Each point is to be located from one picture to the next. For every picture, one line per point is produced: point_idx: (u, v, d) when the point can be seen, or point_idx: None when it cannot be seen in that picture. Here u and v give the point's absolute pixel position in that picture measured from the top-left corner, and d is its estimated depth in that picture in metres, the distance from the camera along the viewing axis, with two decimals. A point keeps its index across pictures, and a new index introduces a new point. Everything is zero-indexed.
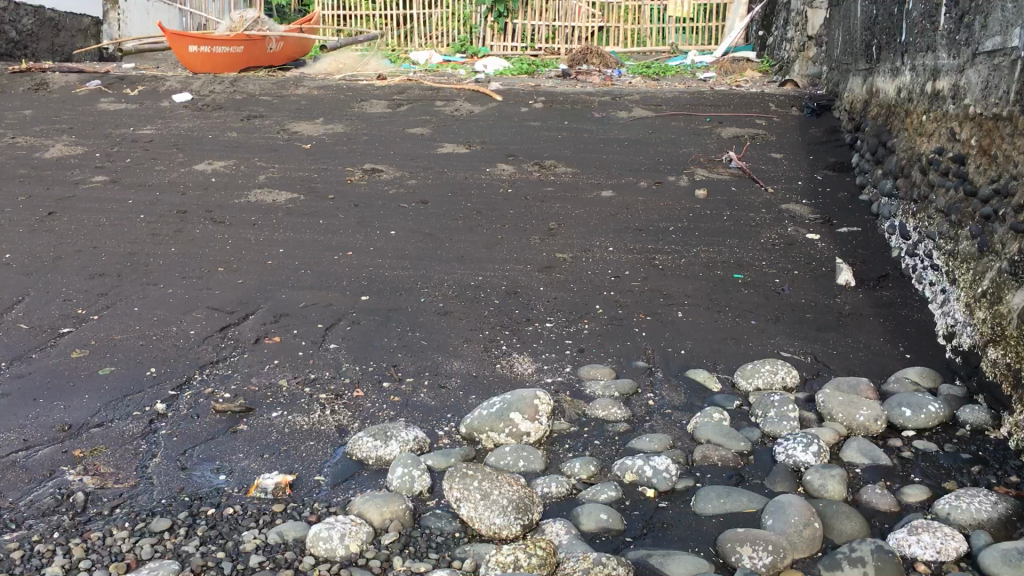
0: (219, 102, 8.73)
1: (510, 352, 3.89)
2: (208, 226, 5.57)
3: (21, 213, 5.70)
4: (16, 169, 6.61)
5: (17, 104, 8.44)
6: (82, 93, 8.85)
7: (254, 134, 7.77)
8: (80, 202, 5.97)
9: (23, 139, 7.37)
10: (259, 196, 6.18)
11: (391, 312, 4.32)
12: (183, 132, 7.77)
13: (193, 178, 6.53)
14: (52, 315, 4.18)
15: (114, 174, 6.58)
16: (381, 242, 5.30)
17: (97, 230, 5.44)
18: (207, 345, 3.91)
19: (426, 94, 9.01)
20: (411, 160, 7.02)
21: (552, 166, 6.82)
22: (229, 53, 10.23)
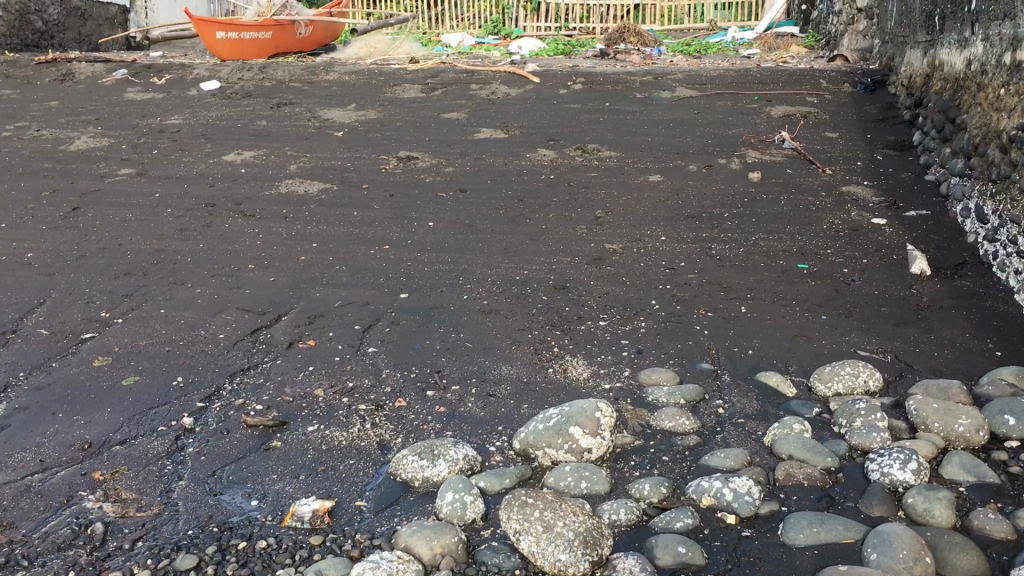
0: (248, 90, 8.49)
1: (562, 355, 3.59)
2: (238, 220, 5.31)
3: (45, 209, 5.48)
4: (41, 162, 6.39)
5: (43, 95, 8.26)
6: (110, 83, 8.65)
7: (284, 122, 7.52)
8: (105, 196, 5.74)
9: (49, 132, 7.16)
10: (291, 187, 5.92)
11: (432, 311, 4.03)
12: (213, 122, 7.53)
13: (222, 170, 6.29)
14: (75, 319, 3.95)
15: (142, 166, 6.35)
16: (419, 234, 5.02)
17: (123, 226, 5.20)
18: (237, 350, 3.66)
19: (461, 77, 8.70)
20: (448, 146, 6.72)
21: (594, 151, 6.50)
22: (258, 39, 10.00)
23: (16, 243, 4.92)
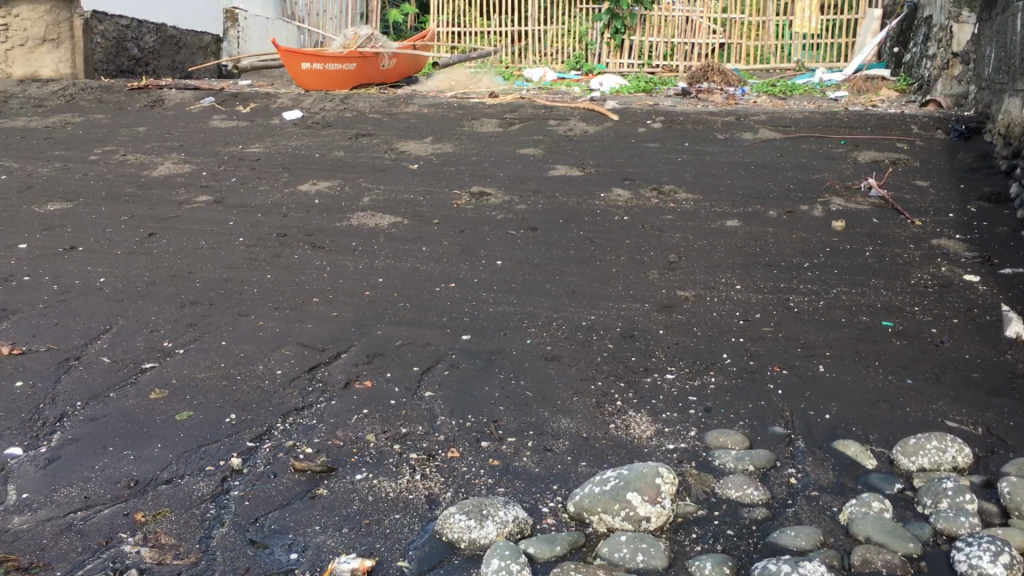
0: (328, 120, 8.57)
1: (626, 409, 3.42)
2: (307, 252, 5.29)
3: (122, 233, 5.54)
4: (124, 187, 6.50)
5: (132, 120, 8.45)
6: (196, 110, 8.82)
7: (361, 153, 7.54)
8: (181, 222, 5.79)
9: (134, 156, 7.29)
10: (362, 219, 5.89)
11: (493, 355, 3.91)
12: (291, 151, 7.59)
13: (296, 200, 6.30)
14: (137, 348, 3.94)
15: (219, 194, 6.41)
16: (486, 273, 4.91)
17: (194, 253, 5.23)
18: (293, 388, 3.59)
19: (539, 112, 8.64)
20: (522, 183, 6.63)
21: (671, 192, 6.33)
22: (341, 70, 10.11)
23: (90, 267, 4.96)
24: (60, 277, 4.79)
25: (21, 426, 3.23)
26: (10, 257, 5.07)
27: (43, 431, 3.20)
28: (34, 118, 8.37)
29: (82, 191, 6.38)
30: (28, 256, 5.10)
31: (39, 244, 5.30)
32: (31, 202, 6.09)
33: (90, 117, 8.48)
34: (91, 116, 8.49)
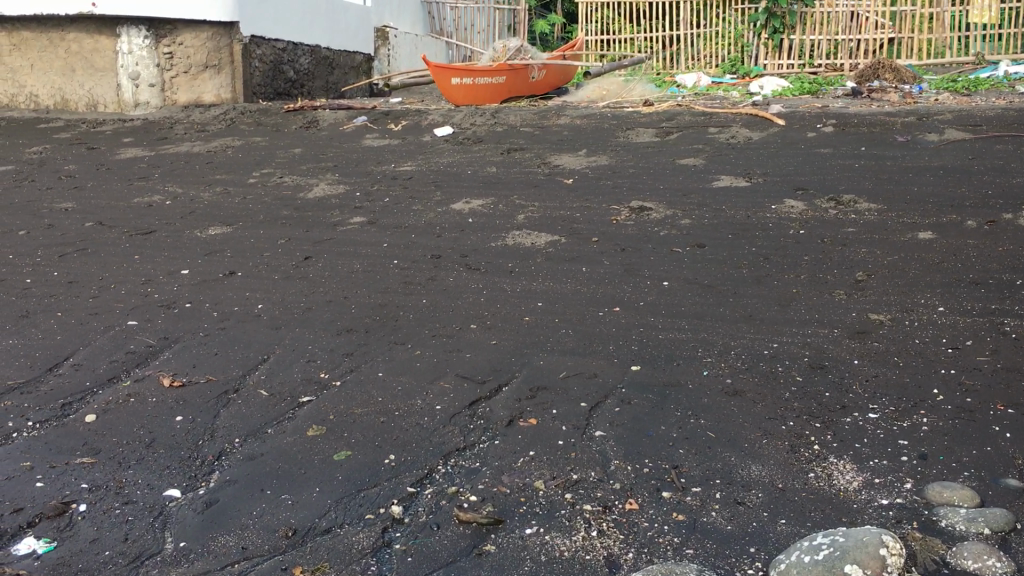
0: (479, 135, 8.42)
1: (824, 455, 3.01)
2: (463, 274, 5.10)
3: (279, 257, 5.51)
4: (281, 210, 6.51)
5: (288, 141, 8.55)
6: (349, 130, 8.86)
7: (514, 168, 7.34)
8: (336, 244, 5.72)
9: (290, 178, 7.34)
10: (518, 238, 5.67)
11: (667, 389, 3.57)
12: (444, 168, 7.47)
13: (450, 219, 6.14)
14: (294, 380, 3.81)
15: (373, 215, 6.33)
16: (652, 296, 4.57)
17: (350, 277, 5.12)
18: (454, 426, 3.36)
19: (698, 120, 8.23)
20: (685, 196, 6.25)
21: (851, 203, 5.80)
22: (492, 83, 9.99)
23: (248, 292, 4.93)
24: (220, 304, 4.77)
25: (179, 465, 3.13)
26: (173, 283, 5.10)
27: (202, 471, 3.09)
28: (197, 143, 8.59)
29: (241, 215, 6.43)
30: (189, 282, 5.12)
31: (200, 270, 5.32)
32: (194, 227, 6.17)
33: (249, 140, 8.64)
34: (250, 139, 8.65)
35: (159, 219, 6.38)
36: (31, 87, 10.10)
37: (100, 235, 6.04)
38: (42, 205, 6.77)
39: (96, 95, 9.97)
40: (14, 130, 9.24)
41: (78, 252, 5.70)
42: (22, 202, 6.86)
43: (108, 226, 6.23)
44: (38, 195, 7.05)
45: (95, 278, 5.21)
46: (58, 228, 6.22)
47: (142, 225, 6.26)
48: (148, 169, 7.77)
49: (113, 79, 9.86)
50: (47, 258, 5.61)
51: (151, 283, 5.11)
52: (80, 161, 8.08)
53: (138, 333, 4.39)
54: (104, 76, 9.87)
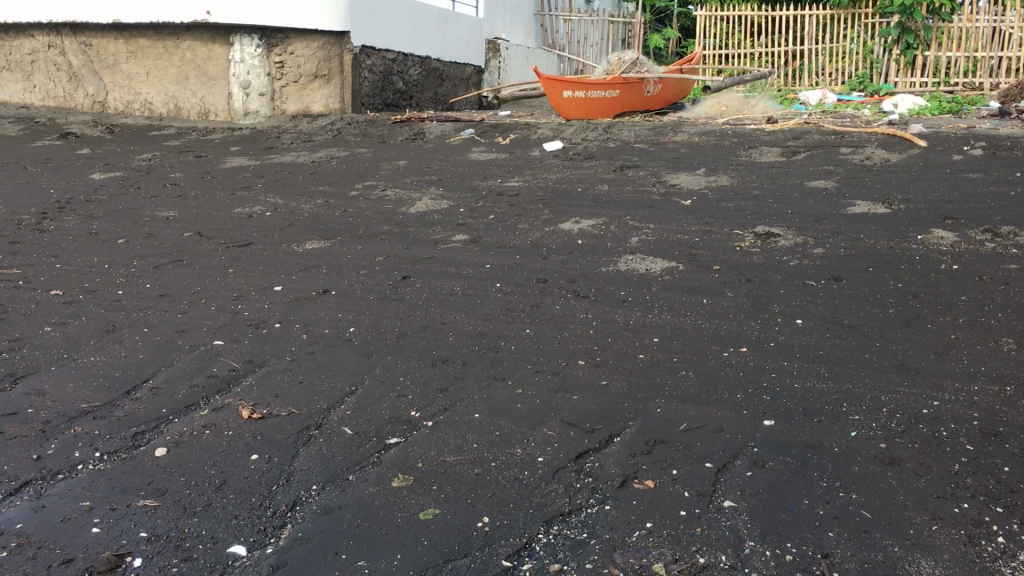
0: (591, 151, 7.99)
1: (1012, 552, 2.45)
2: (570, 302, 4.66)
3: (375, 276, 5.18)
4: (381, 225, 6.21)
5: (393, 154, 8.28)
6: (456, 143, 8.54)
7: (627, 187, 6.88)
8: (437, 264, 5.37)
9: (393, 191, 7.04)
10: (631, 264, 5.20)
11: (809, 452, 3.05)
12: (553, 185, 7.07)
13: (558, 240, 5.73)
14: (382, 417, 3.43)
15: (476, 233, 5.96)
16: (785, 336, 4.04)
17: (448, 301, 4.74)
18: (558, 484, 2.92)
19: (829, 138, 7.61)
20: (816, 222, 5.68)
21: (1010, 235, 5.14)
22: (605, 97, 9.54)
23: (341, 314, 4.61)
24: (310, 325, 4.46)
25: (248, 515, 2.78)
26: (264, 301, 4.82)
27: (272, 524, 2.73)
28: (302, 153, 8.41)
29: (340, 229, 6.14)
30: (281, 300, 4.83)
31: (293, 287, 5.04)
32: (291, 241, 5.92)
33: (354, 151, 8.42)
34: (355, 150, 8.42)
35: (258, 231, 6.16)
36: (144, 95, 10.12)
37: (197, 246, 5.84)
38: (144, 213, 6.64)
39: (207, 103, 9.94)
40: (126, 136, 9.25)
41: (173, 264, 5.49)
42: (124, 209, 6.75)
43: (206, 237, 6.03)
44: (141, 203, 6.93)
45: (186, 292, 4.98)
46: (157, 237, 6.05)
47: (240, 237, 6.04)
48: (251, 179, 7.61)
49: (224, 88, 9.81)
50: (142, 268, 5.42)
51: (242, 299, 4.85)
52: (186, 170, 7.97)
53: (222, 355, 4.10)
54: (216, 85, 9.83)
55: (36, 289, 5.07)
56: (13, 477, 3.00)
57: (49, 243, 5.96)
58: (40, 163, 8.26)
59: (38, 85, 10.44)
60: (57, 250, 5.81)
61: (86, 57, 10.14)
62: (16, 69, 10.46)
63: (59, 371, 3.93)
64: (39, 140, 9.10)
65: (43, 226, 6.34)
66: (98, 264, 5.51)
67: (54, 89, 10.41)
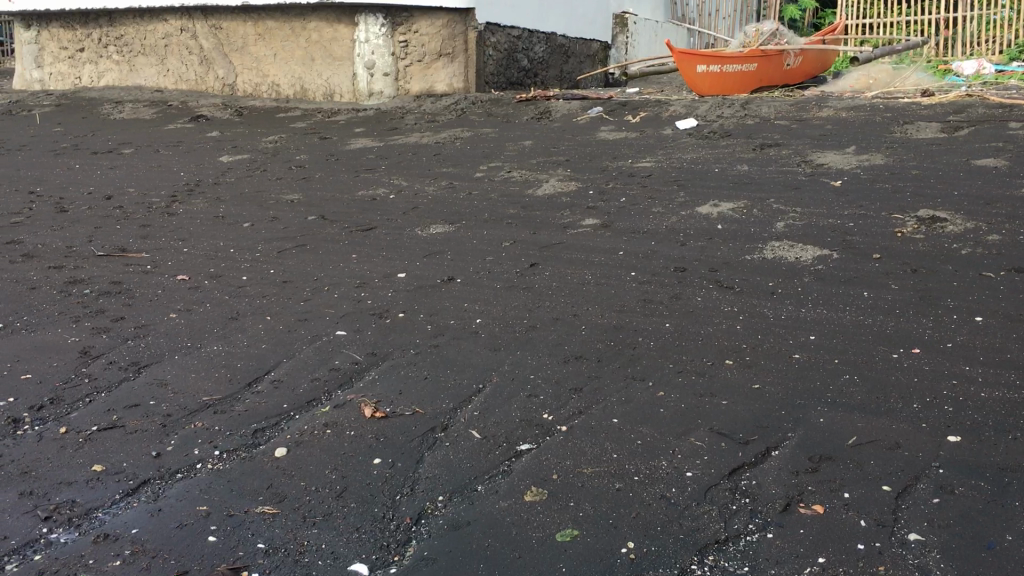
0: (728, 129, 7.52)
1: None
2: (712, 294, 4.29)
3: (503, 263, 4.92)
4: (507, 208, 5.94)
5: (519, 133, 8.01)
6: (583, 121, 8.20)
7: (769, 167, 6.42)
8: (566, 250, 5.07)
9: (519, 173, 6.77)
10: (778, 252, 4.78)
11: (1007, 476, 2.62)
12: (687, 166, 6.66)
13: (696, 225, 5.34)
14: (512, 420, 3.16)
15: (607, 216, 5.62)
16: (964, 336, 3.57)
17: (580, 291, 4.44)
18: (712, 505, 2.59)
19: (995, 112, 6.92)
20: (988, 205, 5.11)
21: None
22: (742, 71, 9.02)
23: (467, 304, 4.37)
24: (435, 315, 4.23)
25: (371, 528, 2.56)
26: (387, 288, 4.63)
27: (396, 539, 2.50)
28: (426, 134, 8.23)
29: (465, 212, 5.92)
30: (405, 287, 4.63)
31: (417, 273, 4.84)
32: (415, 225, 5.72)
33: (478, 131, 8.19)
34: (479, 130, 8.19)
35: (381, 215, 6.00)
36: (272, 77, 10.14)
37: (321, 230, 5.71)
38: (269, 196, 6.58)
39: (332, 84, 9.87)
40: (254, 118, 9.29)
41: (297, 248, 5.37)
42: (251, 192, 6.71)
43: (330, 221, 5.90)
44: (267, 185, 6.89)
45: (309, 278, 4.84)
46: (282, 221, 5.96)
47: (363, 221, 5.88)
48: (375, 161, 7.48)
49: (349, 68, 9.72)
50: (266, 253, 5.33)
51: (365, 286, 4.67)
52: (311, 152, 7.91)
53: (345, 346, 3.91)
54: (341, 66, 9.75)
55: (163, 273, 5.03)
56: (131, 476, 2.87)
57: (178, 227, 5.94)
58: (172, 146, 8.36)
59: (171, 69, 10.62)
60: (184, 234, 5.79)
61: (216, 40, 10.25)
62: (151, 54, 10.66)
63: (182, 361, 3.82)
64: (172, 123, 9.24)
65: (172, 209, 6.35)
66: (224, 248, 5.45)
67: (186, 73, 10.56)
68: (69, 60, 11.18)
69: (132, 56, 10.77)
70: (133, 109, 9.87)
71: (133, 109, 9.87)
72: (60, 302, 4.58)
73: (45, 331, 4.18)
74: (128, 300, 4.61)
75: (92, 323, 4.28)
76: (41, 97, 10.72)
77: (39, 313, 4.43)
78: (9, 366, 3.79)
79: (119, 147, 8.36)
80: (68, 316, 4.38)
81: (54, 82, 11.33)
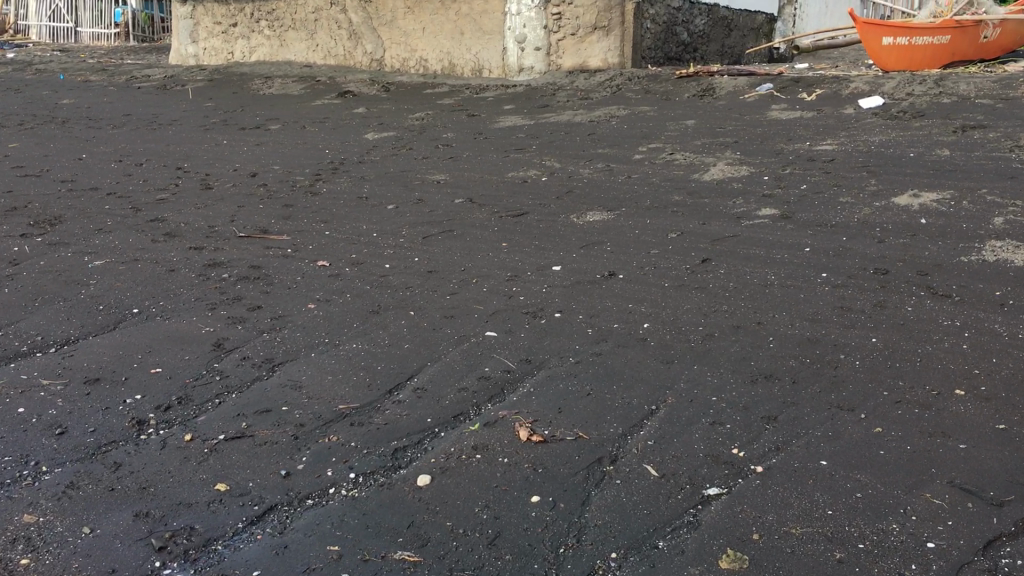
0: (920, 108, 6.69)
1: None
2: (925, 302, 3.61)
3: (670, 257, 4.38)
4: (672, 194, 5.39)
5: (680, 112, 7.39)
6: (751, 99, 7.50)
7: (975, 152, 5.62)
8: (742, 244, 4.48)
9: (683, 155, 6.18)
10: (1000, 253, 4.05)
11: None
12: (876, 149, 5.92)
13: (894, 219, 4.64)
14: (695, 454, 2.65)
15: (786, 206, 4.99)
16: None
17: (762, 293, 3.85)
18: None
19: None
20: None
21: None
22: (933, 44, 8.14)
23: (631, 304, 3.85)
24: (596, 317, 3.74)
25: None
26: (542, 283, 4.17)
27: None
28: (579, 112, 7.72)
29: (625, 198, 5.40)
30: (560, 283, 4.16)
31: (574, 266, 4.36)
32: (569, 211, 5.25)
33: (636, 109, 7.62)
34: (637, 108, 7.61)
35: (533, 199, 5.54)
36: (420, 51, 9.83)
37: (468, 215, 5.31)
38: (415, 176, 6.24)
39: (481, 59, 9.47)
40: (401, 94, 9.01)
41: (443, 234, 4.99)
42: (397, 172, 6.38)
43: (478, 204, 5.50)
44: (412, 165, 6.55)
45: (456, 269, 4.44)
46: (427, 203, 5.59)
47: (514, 205, 5.45)
48: (526, 140, 7.03)
49: (499, 42, 9.32)
50: (411, 239, 4.97)
51: (517, 280, 4.23)
52: (458, 129, 7.54)
53: (495, 351, 3.48)
54: (491, 40, 9.36)
55: (303, 259, 4.73)
56: (256, 500, 2.51)
57: (320, 207, 5.67)
58: (318, 122, 8.16)
59: (321, 44, 10.47)
60: (326, 215, 5.50)
61: (366, 14, 10.03)
62: (302, 28, 10.56)
63: (319, 361, 3.48)
64: (320, 98, 9.06)
65: (316, 189, 6.09)
66: (367, 232, 5.12)
67: (334, 47, 10.38)
68: (223, 36, 11.24)
69: (282, 30, 10.71)
70: (282, 84, 9.77)
71: (281, 84, 9.77)
72: (197, 288, 4.34)
73: (179, 319, 3.93)
74: (265, 287, 4.32)
75: (227, 312, 4.01)
76: (195, 72, 10.80)
77: (175, 299, 4.20)
78: (139, 356, 3.54)
79: (266, 123, 8.22)
80: (204, 303, 4.12)
81: (208, 57, 11.43)
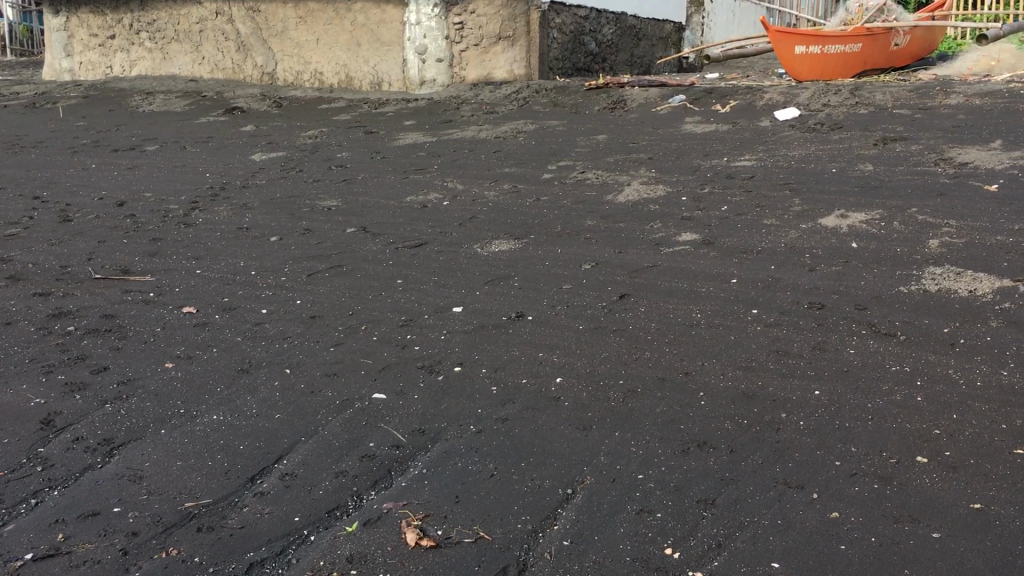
0: (838, 119, 6.41)
1: None
2: (868, 343, 3.22)
3: (584, 293, 3.91)
4: (584, 219, 4.94)
5: (590, 126, 6.98)
6: (664, 112, 7.13)
7: (900, 166, 5.33)
8: (662, 275, 4.04)
9: (595, 173, 5.74)
10: (940, 282, 3.69)
11: None
12: (796, 164, 5.58)
13: (823, 243, 4.28)
14: (620, 558, 2.18)
15: (707, 230, 4.59)
16: None
17: (688, 336, 3.41)
18: None
19: None
20: None
21: None
22: (843, 52, 7.90)
23: (542, 353, 3.36)
24: (502, 371, 3.24)
25: None
26: (440, 328, 3.66)
27: None
28: (484, 127, 7.25)
29: (533, 223, 4.93)
30: (461, 328, 3.65)
31: (477, 307, 3.86)
32: (473, 240, 4.74)
33: (544, 123, 7.17)
34: (545, 123, 7.18)
35: (433, 226, 5.02)
36: (315, 64, 9.21)
37: (361, 246, 4.76)
38: (304, 202, 5.66)
39: (380, 72, 8.91)
40: (293, 110, 8.39)
41: (331, 270, 4.43)
42: (283, 198, 5.79)
43: (371, 234, 4.95)
44: (301, 189, 5.96)
45: (343, 313, 3.89)
46: (315, 234, 5.02)
47: (412, 234, 4.92)
48: (426, 158, 6.51)
49: (399, 54, 8.78)
50: (293, 276, 4.39)
51: (411, 326, 3.70)
52: (354, 148, 6.97)
53: (383, 419, 2.95)
54: (390, 51, 8.82)
55: (167, 304, 4.12)
56: None
57: (193, 241, 5.04)
58: (201, 142, 7.49)
59: (207, 57, 9.75)
60: (199, 250, 4.88)
61: (255, 24, 9.36)
62: (186, 40, 9.82)
63: (169, 439, 2.90)
64: (205, 116, 8.38)
65: (191, 219, 5.46)
66: (244, 270, 4.53)
67: (223, 60, 9.68)
68: (100, 48, 10.41)
69: (165, 42, 9.94)
70: (164, 101, 9.04)
71: (164, 100, 9.03)
72: (34, 345, 3.70)
73: (5, 388, 3.30)
74: (117, 342, 3.70)
75: (66, 376, 3.39)
76: (68, 88, 9.95)
77: (5, 361, 3.55)
78: None
79: (143, 144, 7.51)
80: (38, 366, 3.49)
81: (83, 71, 10.56)
